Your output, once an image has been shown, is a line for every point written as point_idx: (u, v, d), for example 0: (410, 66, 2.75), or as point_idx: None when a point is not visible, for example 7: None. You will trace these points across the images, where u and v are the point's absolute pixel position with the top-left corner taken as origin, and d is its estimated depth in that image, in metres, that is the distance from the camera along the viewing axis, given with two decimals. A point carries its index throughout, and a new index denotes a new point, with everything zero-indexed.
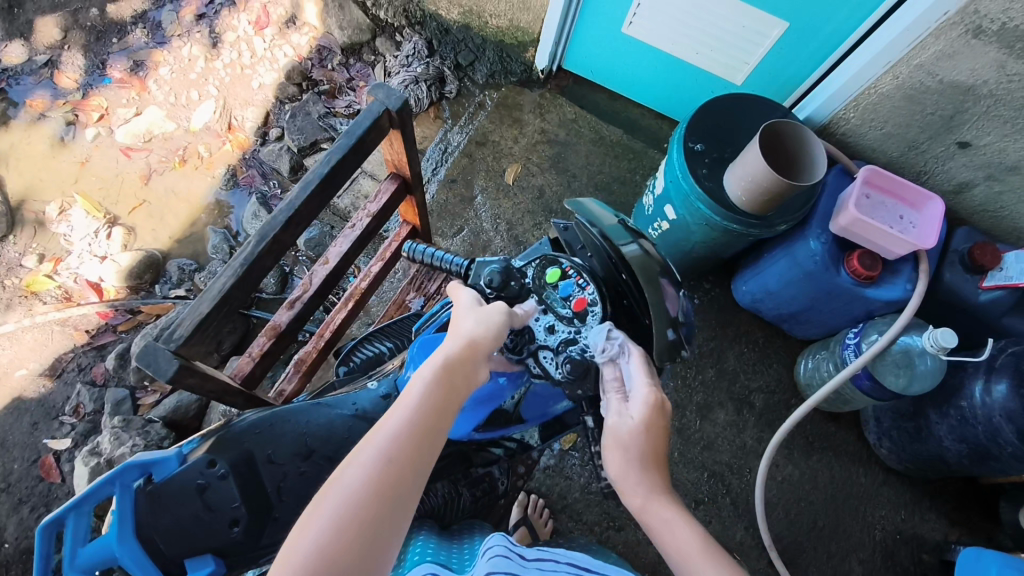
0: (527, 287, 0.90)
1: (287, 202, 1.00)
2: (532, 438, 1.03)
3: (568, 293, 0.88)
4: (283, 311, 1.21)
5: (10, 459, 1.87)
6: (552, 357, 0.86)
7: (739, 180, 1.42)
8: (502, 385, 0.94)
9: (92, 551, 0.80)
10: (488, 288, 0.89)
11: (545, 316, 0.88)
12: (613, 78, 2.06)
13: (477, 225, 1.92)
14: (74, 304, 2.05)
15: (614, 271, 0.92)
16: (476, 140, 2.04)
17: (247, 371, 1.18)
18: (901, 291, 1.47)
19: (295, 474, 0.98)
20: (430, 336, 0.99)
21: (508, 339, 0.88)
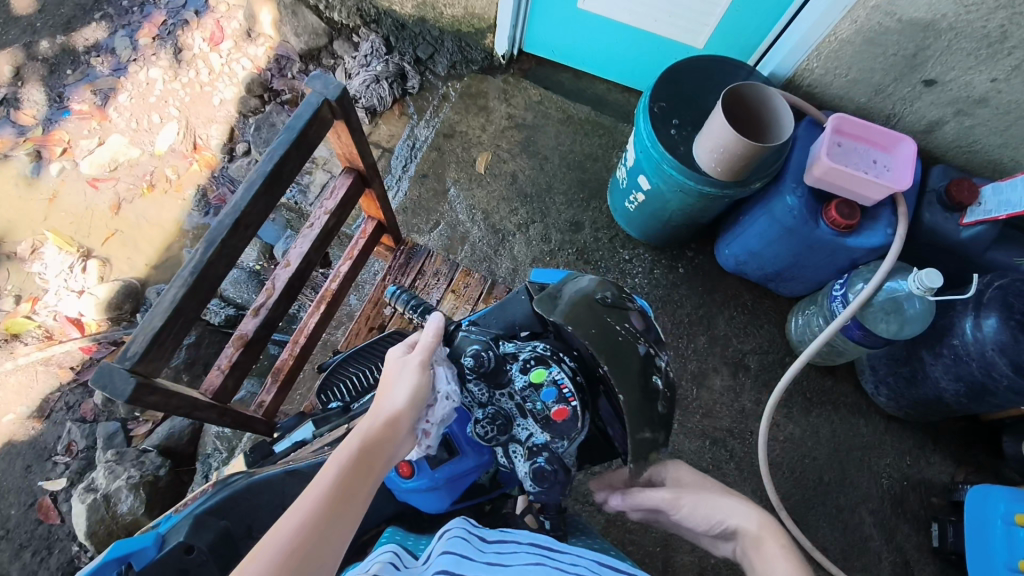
0: (511, 380, 0.90)
1: (233, 203, 0.97)
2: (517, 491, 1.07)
3: (549, 399, 0.87)
4: (249, 319, 1.18)
5: (6, 506, 1.84)
6: (522, 453, 0.88)
7: (707, 150, 1.40)
8: (471, 459, 0.97)
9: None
10: (470, 368, 0.88)
11: (525, 419, 0.89)
12: (574, 56, 2.04)
13: (453, 218, 1.90)
14: (56, 342, 2.02)
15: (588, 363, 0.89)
16: (443, 132, 2.02)
17: (218, 385, 1.15)
18: (882, 236, 1.46)
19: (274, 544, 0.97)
20: None
21: (484, 429, 0.87)
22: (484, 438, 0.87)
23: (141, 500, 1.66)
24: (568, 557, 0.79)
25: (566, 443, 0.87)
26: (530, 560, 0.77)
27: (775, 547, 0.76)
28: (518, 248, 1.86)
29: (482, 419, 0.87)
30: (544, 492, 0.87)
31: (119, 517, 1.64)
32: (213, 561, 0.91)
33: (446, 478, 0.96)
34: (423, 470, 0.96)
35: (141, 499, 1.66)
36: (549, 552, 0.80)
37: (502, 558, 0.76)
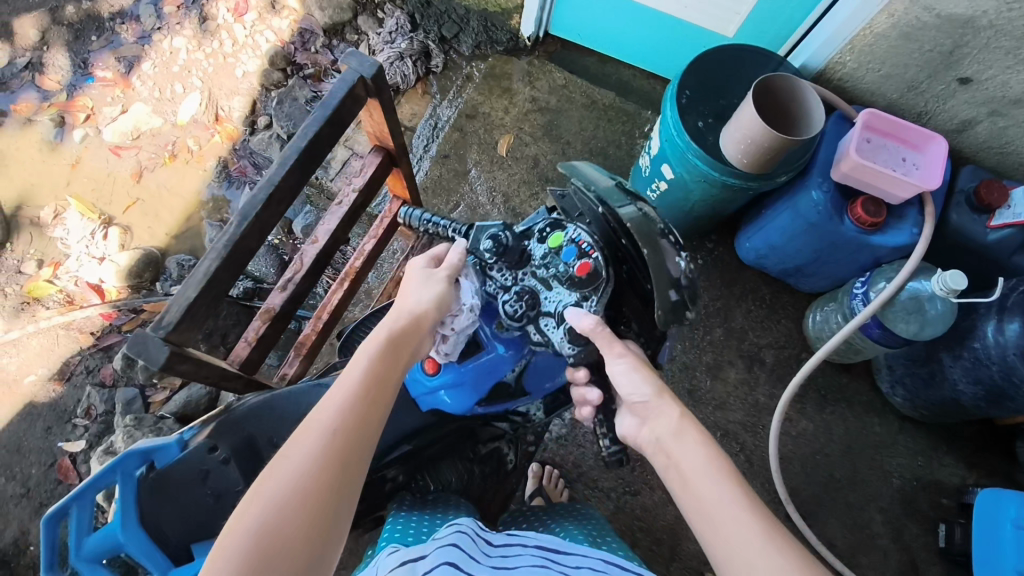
0: (529, 253, 0.95)
1: (267, 178, 0.98)
2: (537, 411, 1.15)
3: (570, 258, 0.91)
4: (277, 293, 1.20)
5: (27, 465, 1.88)
6: (554, 324, 0.93)
7: (735, 141, 1.39)
8: (497, 353, 1.02)
9: (98, 540, 0.94)
10: (489, 252, 0.93)
11: (553, 289, 0.93)
12: (602, 40, 2.01)
13: (473, 199, 1.89)
14: (77, 308, 2.05)
15: (613, 233, 0.92)
16: (466, 113, 2.00)
17: (244, 357, 1.17)
18: (908, 236, 1.44)
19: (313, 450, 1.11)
20: None
21: (511, 308, 0.92)
22: (514, 317, 0.93)
23: None
24: (573, 558, 0.84)
25: (594, 300, 0.91)
26: (536, 561, 0.82)
27: (694, 435, 0.83)
28: None
29: (508, 299, 0.92)
30: (582, 352, 0.92)
31: None
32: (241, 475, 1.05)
33: (474, 370, 1.02)
34: (449, 366, 1.03)
35: None
36: (553, 554, 0.84)
37: (508, 563, 0.81)
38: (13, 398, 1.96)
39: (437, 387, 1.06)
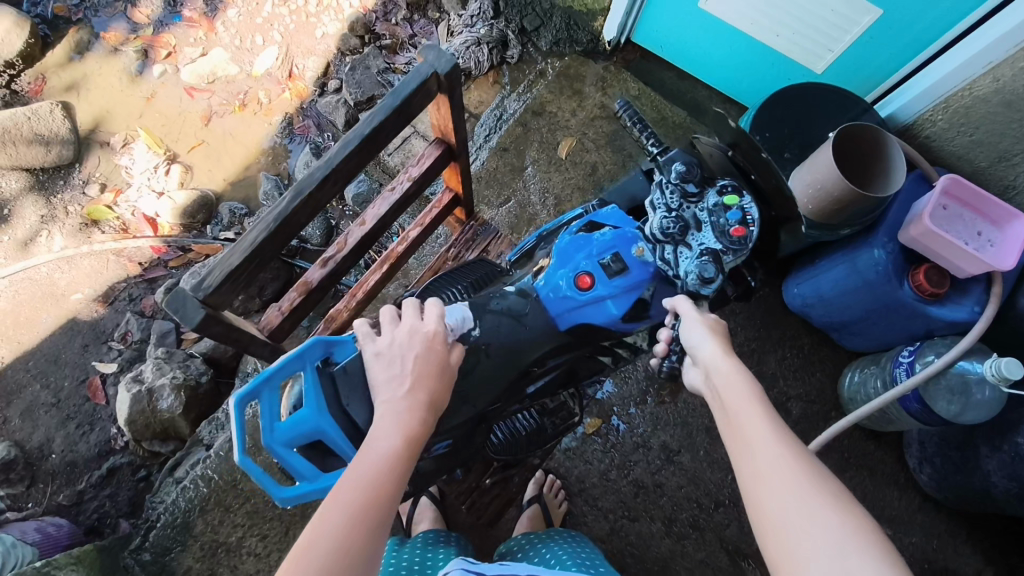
0: (704, 197, 1.12)
1: (326, 159, 0.98)
2: (641, 340, 1.21)
3: (733, 217, 1.08)
4: (316, 268, 1.22)
5: (61, 377, 1.97)
6: (689, 256, 1.09)
7: (804, 184, 1.34)
8: (642, 272, 1.12)
9: (294, 427, 0.92)
10: (677, 176, 1.11)
11: (702, 233, 1.10)
12: (683, 55, 1.96)
13: (525, 197, 1.86)
14: (130, 237, 2.13)
15: (745, 172, 1.17)
16: (532, 109, 1.96)
17: (275, 324, 1.20)
18: (967, 313, 1.37)
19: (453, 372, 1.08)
20: (576, 236, 1.16)
21: (671, 227, 1.09)
22: (666, 233, 1.09)
23: (181, 402, 1.75)
24: None
25: (733, 254, 1.08)
26: None
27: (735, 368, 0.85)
28: None
29: (668, 216, 1.09)
30: (702, 283, 1.06)
31: (158, 413, 1.75)
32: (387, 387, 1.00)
33: (622, 286, 1.11)
34: (601, 281, 1.12)
35: (180, 400, 1.76)
36: None
37: None
38: (58, 312, 2.04)
39: (585, 303, 1.11)
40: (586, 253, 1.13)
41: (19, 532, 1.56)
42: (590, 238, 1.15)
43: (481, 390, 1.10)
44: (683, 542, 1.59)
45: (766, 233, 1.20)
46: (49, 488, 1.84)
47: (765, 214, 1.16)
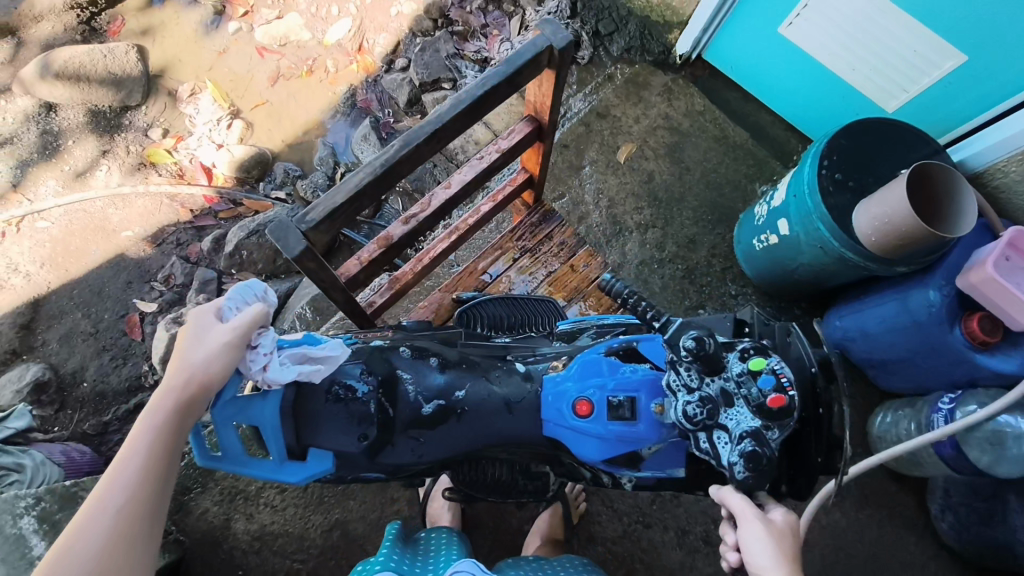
0: (730, 374, 0.95)
1: (437, 113, 1.01)
2: (627, 484, 1.09)
3: (765, 387, 0.92)
4: (398, 224, 1.23)
5: (101, 309, 2.01)
6: (726, 440, 0.92)
7: (871, 216, 1.34)
8: (649, 431, 1.01)
9: (240, 410, 0.96)
10: (688, 350, 0.93)
11: (733, 411, 0.93)
12: (754, 79, 1.98)
13: (579, 194, 1.87)
14: (185, 183, 2.18)
15: (814, 396, 0.97)
16: (597, 111, 1.98)
17: (352, 275, 1.19)
18: (1016, 366, 1.37)
19: (439, 433, 1.06)
20: (594, 359, 1.05)
21: (697, 410, 0.92)
22: (692, 420, 0.92)
23: None
24: None
25: (776, 431, 0.92)
26: None
27: None
28: (631, 245, 1.83)
29: (691, 401, 0.92)
30: (749, 477, 0.90)
31: None
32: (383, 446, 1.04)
33: (622, 431, 1.00)
34: (602, 415, 1.01)
35: None
36: None
37: None
38: (106, 246, 2.08)
39: (577, 430, 1.03)
40: (600, 383, 1.03)
41: (47, 452, 1.58)
42: (618, 368, 1.04)
43: (446, 449, 1.07)
44: (694, 556, 1.59)
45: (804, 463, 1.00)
46: (76, 415, 1.87)
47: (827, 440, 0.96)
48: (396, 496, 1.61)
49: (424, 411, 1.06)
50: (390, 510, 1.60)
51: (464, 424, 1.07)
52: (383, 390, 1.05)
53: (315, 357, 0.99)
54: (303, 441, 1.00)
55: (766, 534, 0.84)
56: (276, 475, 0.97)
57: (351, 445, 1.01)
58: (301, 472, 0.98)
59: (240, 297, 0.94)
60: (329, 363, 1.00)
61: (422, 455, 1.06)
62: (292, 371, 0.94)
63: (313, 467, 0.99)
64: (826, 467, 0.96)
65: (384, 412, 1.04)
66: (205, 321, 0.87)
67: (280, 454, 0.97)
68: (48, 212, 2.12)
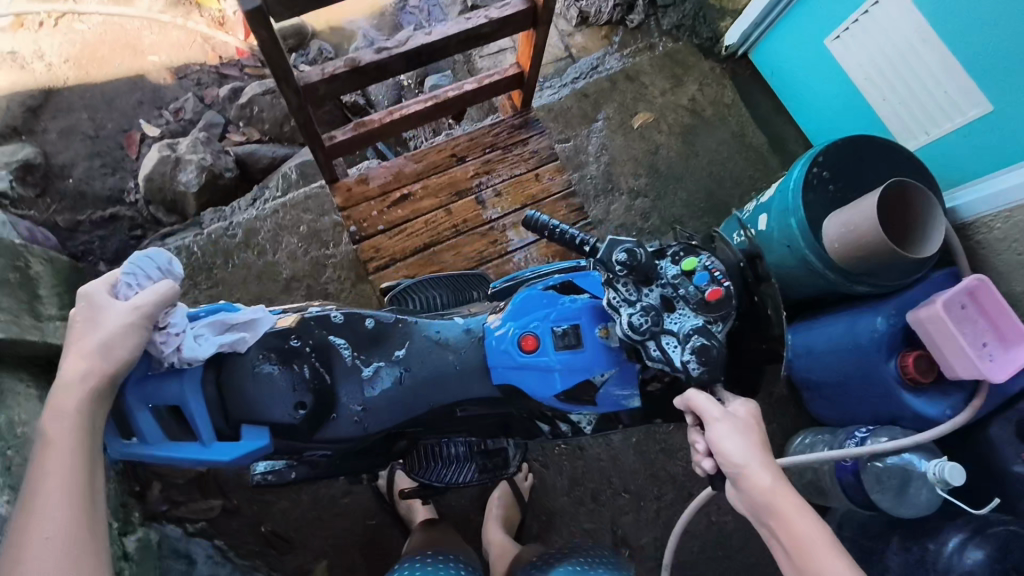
0: (665, 279, 0.97)
1: None
2: (585, 425, 1.10)
3: (701, 283, 0.96)
4: (371, 53, 1.27)
5: (107, 119, 2.06)
6: (675, 344, 0.95)
7: (839, 223, 1.34)
8: (596, 357, 1.04)
9: (163, 393, 1.00)
10: (621, 265, 0.95)
11: (675, 315, 0.97)
12: (788, 91, 1.95)
13: (583, 144, 1.89)
14: (222, 31, 2.20)
15: (747, 289, 0.98)
16: (627, 73, 1.98)
17: (311, 82, 1.24)
18: (937, 412, 1.37)
19: (385, 397, 1.08)
20: (531, 294, 1.08)
21: (638, 320, 0.95)
22: (638, 331, 0.95)
23: (199, 183, 1.84)
24: None
25: (721, 321, 0.96)
26: None
27: (794, 502, 0.81)
28: (616, 207, 1.85)
29: (634, 312, 0.95)
30: (705, 372, 0.94)
31: (174, 181, 1.83)
32: (319, 422, 1.05)
33: (565, 362, 1.03)
34: (546, 348, 1.04)
35: (199, 181, 1.84)
36: None
37: None
38: (130, 64, 2.14)
39: (525, 364, 1.05)
40: (540, 315, 1.06)
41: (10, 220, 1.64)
42: (556, 300, 1.07)
43: (394, 414, 1.09)
44: (579, 508, 1.64)
45: (750, 364, 1.03)
46: (54, 205, 1.93)
47: (758, 345, 0.98)
48: None
49: (363, 373, 1.08)
50: None
51: (404, 388, 1.08)
52: (315, 356, 1.06)
53: (234, 325, 1.04)
54: (232, 421, 1.03)
55: (738, 433, 0.86)
56: (204, 455, 1.00)
57: (286, 417, 1.03)
58: (231, 450, 1.01)
59: (141, 269, 0.99)
60: (252, 331, 1.04)
61: (366, 423, 1.08)
62: (211, 345, 1.00)
63: (245, 443, 1.02)
64: (767, 354, 0.99)
65: (320, 379, 1.06)
66: (100, 302, 0.92)
67: (207, 438, 1.01)
68: (86, 16, 2.18)
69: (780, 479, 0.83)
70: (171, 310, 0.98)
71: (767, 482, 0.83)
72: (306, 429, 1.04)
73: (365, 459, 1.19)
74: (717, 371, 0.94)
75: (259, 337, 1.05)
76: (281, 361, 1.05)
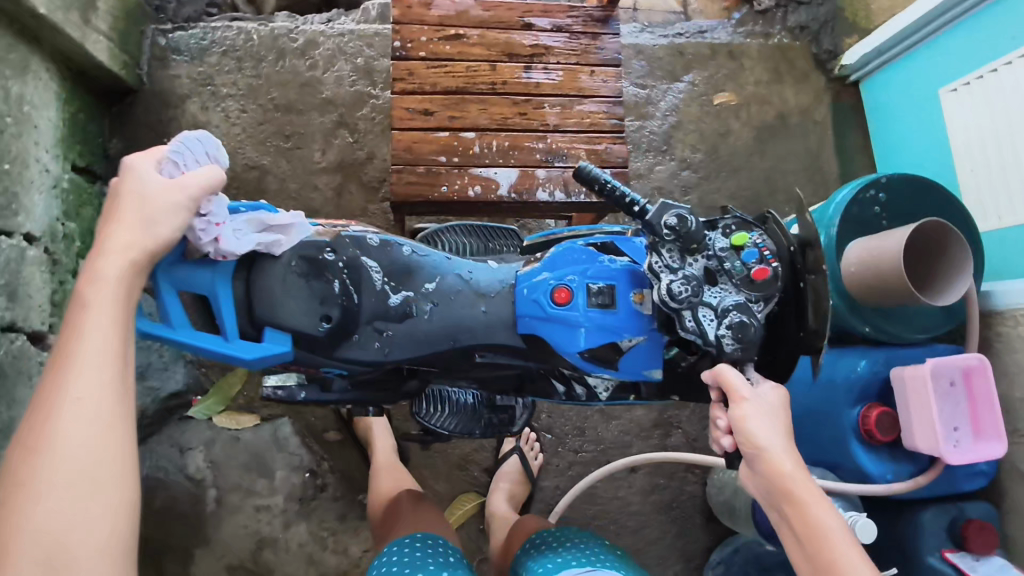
0: (710, 250, 0.85)
1: None
2: (602, 390, 0.99)
3: (749, 260, 0.84)
4: None
5: None
6: (711, 317, 0.84)
7: (863, 247, 1.25)
8: (626, 321, 0.90)
9: (189, 277, 0.86)
10: (669, 230, 0.83)
11: (714, 289, 0.85)
12: (882, 133, 1.85)
13: (656, 98, 1.84)
14: None
15: (794, 275, 0.87)
16: (730, 51, 1.91)
17: None
18: (878, 472, 1.30)
19: (405, 332, 0.93)
20: (576, 248, 0.92)
21: (677, 287, 0.83)
22: (675, 299, 0.83)
23: None
24: None
25: (760, 304, 0.85)
26: None
27: (814, 494, 0.78)
28: (660, 169, 1.80)
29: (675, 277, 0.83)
30: (738, 351, 0.84)
31: None
32: (337, 336, 0.90)
33: (595, 321, 0.89)
34: (580, 304, 0.89)
35: None
36: None
37: None
38: None
39: (553, 318, 0.90)
40: (579, 269, 0.91)
41: None
42: (596, 258, 0.92)
43: (412, 352, 0.94)
44: None
45: (782, 353, 0.92)
46: None
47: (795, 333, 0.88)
48: (320, 188, 1.68)
49: (387, 301, 0.92)
50: (310, 194, 1.67)
51: (433, 322, 0.93)
52: (346, 275, 0.91)
53: (270, 225, 0.88)
54: (254, 320, 0.88)
55: (765, 421, 0.81)
56: (220, 349, 0.85)
57: (309, 326, 0.88)
58: (251, 350, 0.86)
59: (189, 150, 0.83)
60: (290, 235, 0.89)
61: (389, 350, 0.93)
62: (248, 243, 0.85)
63: (266, 346, 0.87)
64: (803, 344, 0.88)
65: (349, 301, 0.90)
66: (146, 178, 0.77)
67: (229, 330, 0.86)
68: None
69: (801, 472, 0.79)
70: (211, 199, 0.84)
71: (790, 471, 0.79)
72: (324, 346, 0.90)
73: (381, 395, 1.03)
74: (752, 350, 0.84)
75: (296, 244, 0.90)
76: (308, 270, 0.89)
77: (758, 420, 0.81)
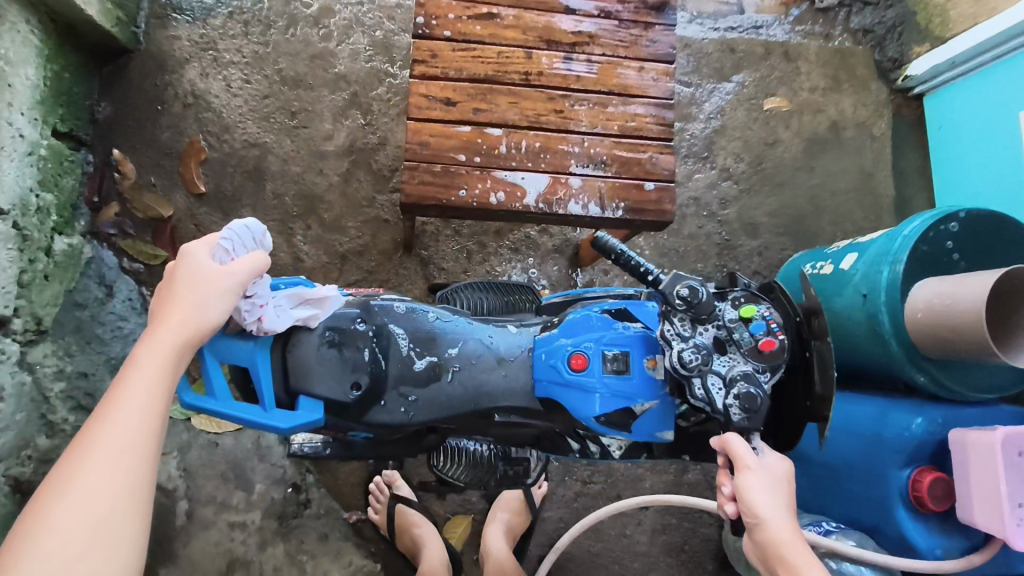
0: (717, 319, 0.80)
1: None
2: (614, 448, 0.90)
3: (757, 331, 0.78)
4: None
5: None
6: (719, 385, 0.77)
7: (933, 291, 1.09)
8: (642, 390, 0.83)
9: (233, 351, 0.82)
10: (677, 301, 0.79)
11: (722, 357, 0.78)
12: (944, 156, 1.67)
13: (701, 98, 1.67)
14: None
15: (801, 344, 0.82)
16: (786, 51, 1.74)
17: None
18: (925, 544, 1.16)
19: (444, 397, 0.85)
20: (592, 314, 0.87)
21: (683, 355, 0.77)
22: (683, 368, 0.76)
23: None
24: None
25: (770, 378, 0.78)
26: None
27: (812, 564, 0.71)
28: (699, 178, 1.64)
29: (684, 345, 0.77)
30: (746, 421, 0.76)
31: None
32: (363, 403, 0.84)
33: (610, 388, 0.83)
34: (594, 372, 0.83)
35: None
36: None
37: None
38: None
39: (570, 385, 0.83)
40: (590, 334, 0.85)
41: None
42: (610, 323, 0.86)
43: (439, 411, 0.86)
44: None
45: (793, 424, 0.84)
46: None
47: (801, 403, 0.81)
48: (326, 175, 1.53)
49: (414, 367, 0.85)
50: (314, 180, 1.52)
51: (457, 383, 0.85)
52: (376, 342, 0.85)
53: (307, 297, 0.84)
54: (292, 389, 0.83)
55: (764, 485, 0.75)
56: (259, 418, 0.81)
57: (340, 393, 0.83)
58: (289, 418, 0.81)
59: (239, 241, 0.80)
60: (323, 308, 0.85)
61: (413, 414, 0.85)
62: (288, 319, 0.82)
63: (302, 414, 0.82)
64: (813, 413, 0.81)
65: (378, 362, 0.84)
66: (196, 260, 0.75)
67: (266, 400, 0.81)
68: None
69: (798, 536, 0.73)
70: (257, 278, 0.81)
71: (785, 535, 0.73)
72: (351, 411, 0.84)
73: (388, 446, 0.94)
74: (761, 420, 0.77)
75: (330, 316, 0.86)
76: (339, 340, 0.85)
77: (760, 489, 0.75)
